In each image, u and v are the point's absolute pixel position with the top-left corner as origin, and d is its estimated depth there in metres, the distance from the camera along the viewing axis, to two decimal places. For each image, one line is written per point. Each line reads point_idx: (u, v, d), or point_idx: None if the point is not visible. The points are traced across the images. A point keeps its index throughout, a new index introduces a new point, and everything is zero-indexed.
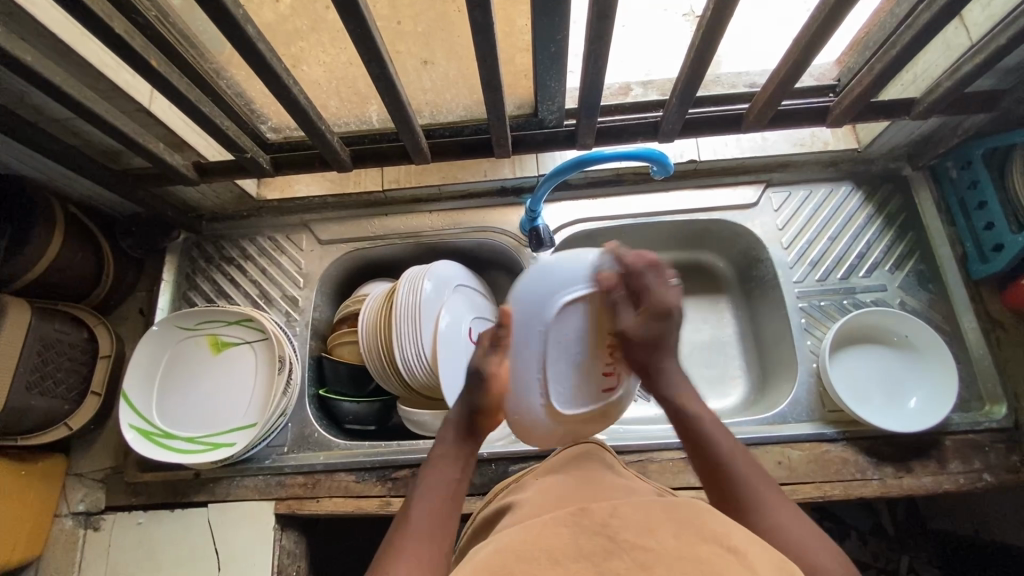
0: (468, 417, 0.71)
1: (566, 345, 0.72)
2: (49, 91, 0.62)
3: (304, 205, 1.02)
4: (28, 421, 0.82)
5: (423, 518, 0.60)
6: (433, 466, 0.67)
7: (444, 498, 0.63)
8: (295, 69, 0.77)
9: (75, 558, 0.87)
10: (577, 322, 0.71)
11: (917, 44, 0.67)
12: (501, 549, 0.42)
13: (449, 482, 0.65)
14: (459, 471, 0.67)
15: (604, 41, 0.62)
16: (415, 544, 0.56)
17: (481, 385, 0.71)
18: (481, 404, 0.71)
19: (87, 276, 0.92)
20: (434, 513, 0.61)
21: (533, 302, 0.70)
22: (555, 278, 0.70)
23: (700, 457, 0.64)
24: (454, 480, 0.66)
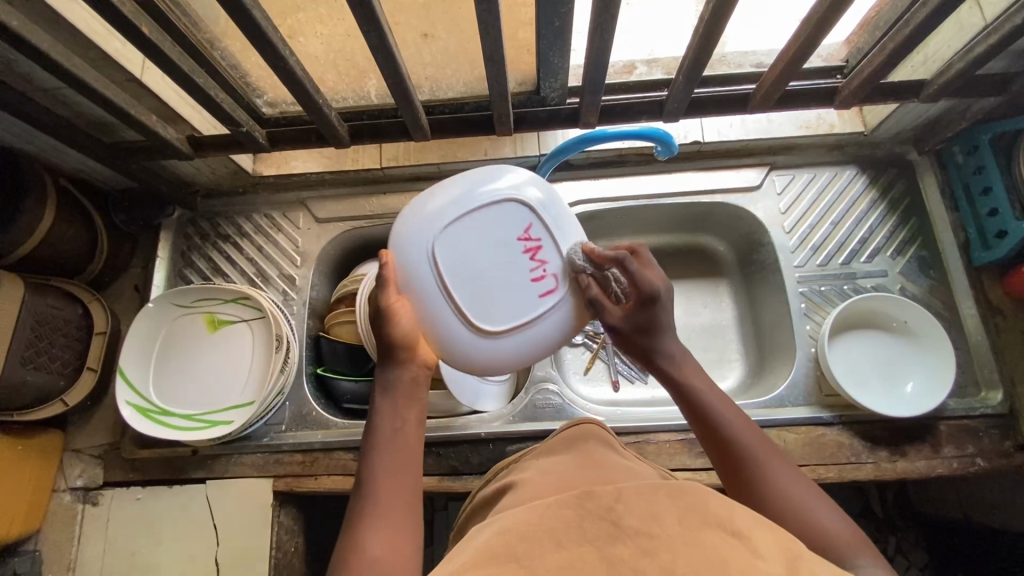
0: (393, 356, 0.63)
1: (467, 265, 0.62)
2: (37, 58, 0.60)
3: (302, 182, 1.00)
4: (25, 396, 0.82)
5: (378, 484, 0.56)
6: (379, 420, 0.61)
7: (397, 452, 0.59)
8: (292, 41, 0.75)
9: (74, 533, 0.88)
10: (473, 232, 0.63)
11: (931, 23, 0.65)
12: (504, 533, 0.42)
13: (389, 445, 0.59)
14: (403, 418, 0.62)
15: (610, 14, 0.60)
16: (378, 516, 0.54)
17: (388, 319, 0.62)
18: (395, 337, 0.62)
19: (80, 251, 0.91)
20: (382, 489, 0.56)
21: (415, 235, 0.62)
22: (427, 211, 0.63)
23: (707, 427, 0.60)
24: (400, 429, 0.61)
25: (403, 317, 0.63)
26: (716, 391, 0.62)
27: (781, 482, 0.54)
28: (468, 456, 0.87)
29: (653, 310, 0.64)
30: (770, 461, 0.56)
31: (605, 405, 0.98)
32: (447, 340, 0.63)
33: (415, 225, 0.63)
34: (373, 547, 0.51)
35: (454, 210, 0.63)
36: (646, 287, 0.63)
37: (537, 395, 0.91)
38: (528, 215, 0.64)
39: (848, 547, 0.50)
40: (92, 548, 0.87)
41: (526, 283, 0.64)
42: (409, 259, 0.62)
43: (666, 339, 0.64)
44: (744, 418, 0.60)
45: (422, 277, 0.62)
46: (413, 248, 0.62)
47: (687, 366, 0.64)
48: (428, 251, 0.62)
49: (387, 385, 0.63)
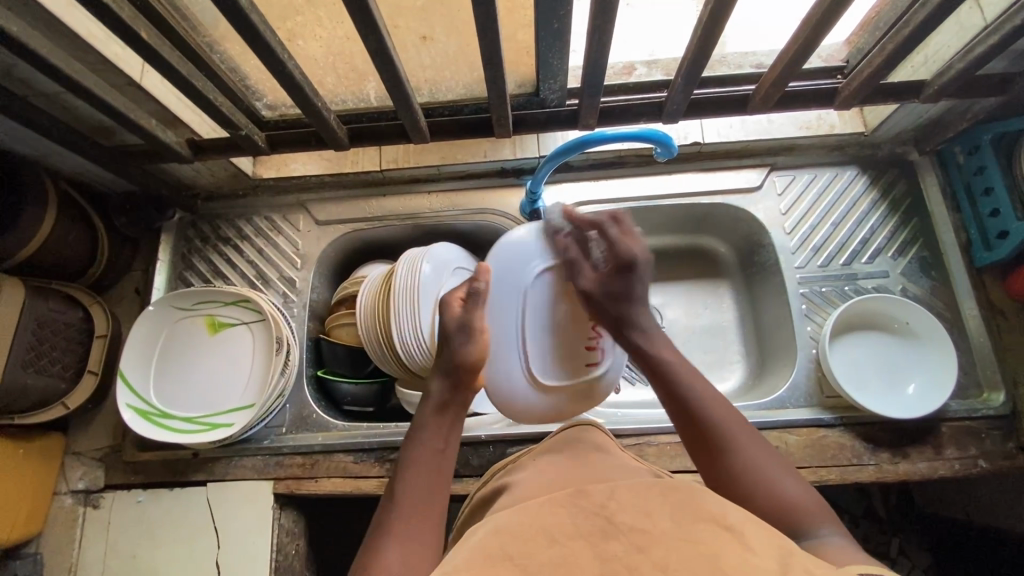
0: (453, 378, 0.68)
1: (541, 316, 0.75)
2: (36, 62, 0.60)
3: (302, 185, 1.00)
4: (27, 399, 0.82)
5: (411, 496, 0.59)
6: (421, 435, 0.64)
7: (433, 470, 0.61)
8: (291, 44, 0.75)
9: (75, 535, 0.88)
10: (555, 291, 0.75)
11: (931, 24, 0.65)
12: (498, 530, 0.42)
13: (428, 462, 0.62)
14: (446, 439, 0.65)
15: (608, 16, 0.60)
16: (403, 522, 0.56)
17: (465, 336, 0.69)
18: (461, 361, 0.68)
19: (81, 254, 0.91)
20: (416, 500, 0.58)
21: (511, 271, 0.74)
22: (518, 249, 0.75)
23: (675, 400, 0.62)
24: (440, 449, 0.64)
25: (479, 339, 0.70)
26: (681, 362, 0.65)
27: (748, 453, 0.56)
28: (468, 459, 0.87)
29: (627, 277, 0.71)
30: (736, 430, 0.58)
31: (606, 407, 0.98)
32: (506, 372, 0.74)
33: (515, 254, 0.75)
34: (394, 554, 0.52)
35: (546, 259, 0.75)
36: (624, 251, 0.71)
37: None
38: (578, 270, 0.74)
39: (811, 515, 0.51)
40: (93, 550, 0.87)
41: (581, 350, 0.76)
42: (500, 289, 0.74)
43: (635, 309, 0.70)
44: (709, 388, 0.62)
45: (506, 308, 0.74)
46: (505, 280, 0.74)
47: (656, 339, 0.68)
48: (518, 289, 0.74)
49: (437, 400, 0.67)
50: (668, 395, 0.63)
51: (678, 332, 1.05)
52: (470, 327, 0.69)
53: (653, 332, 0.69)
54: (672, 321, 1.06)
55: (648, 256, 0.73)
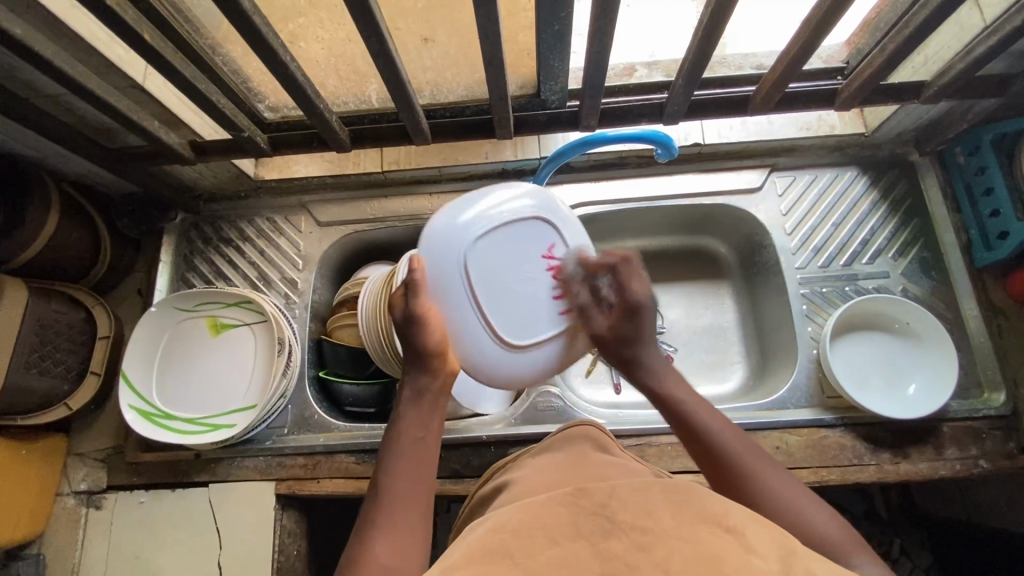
0: (425, 364, 0.65)
1: (494, 279, 0.64)
2: (40, 65, 0.60)
3: (303, 186, 1.01)
4: (29, 400, 0.82)
5: (393, 487, 0.58)
6: (402, 426, 0.63)
7: (414, 461, 0.61)
8: (293, 46, 0.75)
9: (77, 536, 0.88)
10: (505, 250, 0.65)
11: (931, 25, 0.65)
12: (499, 529, 0.43)
13: (410, 454, 0.61)
14: (427, 427, 0.64)
15: (610, 17, 0.60)
16: (389, 518, 0.55)
17: (419, 327, 0.63)
18: (428, 346, 0.64)
19: (83, 256, 0.91)
20: (401, 494, 0.58)
21: (445, 247, 0.62)
22: (450, 224, 0.63)
23: (697, 445, 0.61)
24: (422, 439, 0.63)
25: (434, 326, 0.63)
26: (701, 403, 0.64)
27: (773, 485, 0.56)
28: (470, 459, 0.87)
29: (636, 319, 0.67)
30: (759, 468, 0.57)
31: (607, 408, 0.98)
32: (477, 356, 0.65)
33: (444, 233, 0.63)
34: (379, 551, 0.52)
35: (486, 219, 0.64)
36: (633, 296, 0.67)
37: (539, 398, 0.91)
38: (550, 233, 0.68)
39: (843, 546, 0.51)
40: (95, 551, 0.87)
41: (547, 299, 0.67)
42: (441, 264, 0.63)
43: (641, 349, 0.68)
44: (731, 426, 0.62)
45: (450, 289, 0.63)
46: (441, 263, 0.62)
47: (668, 375, 0.67)
48: (460, 261, 0.62)
49: (416, 390, 0.65)
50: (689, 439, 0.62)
51: (679, 333, 1.05)
52: (421, 317, 0.63)
53: (667, 371, 0.67)
54: (673, 321, 1.06)
55: (654, 299, 0.69)
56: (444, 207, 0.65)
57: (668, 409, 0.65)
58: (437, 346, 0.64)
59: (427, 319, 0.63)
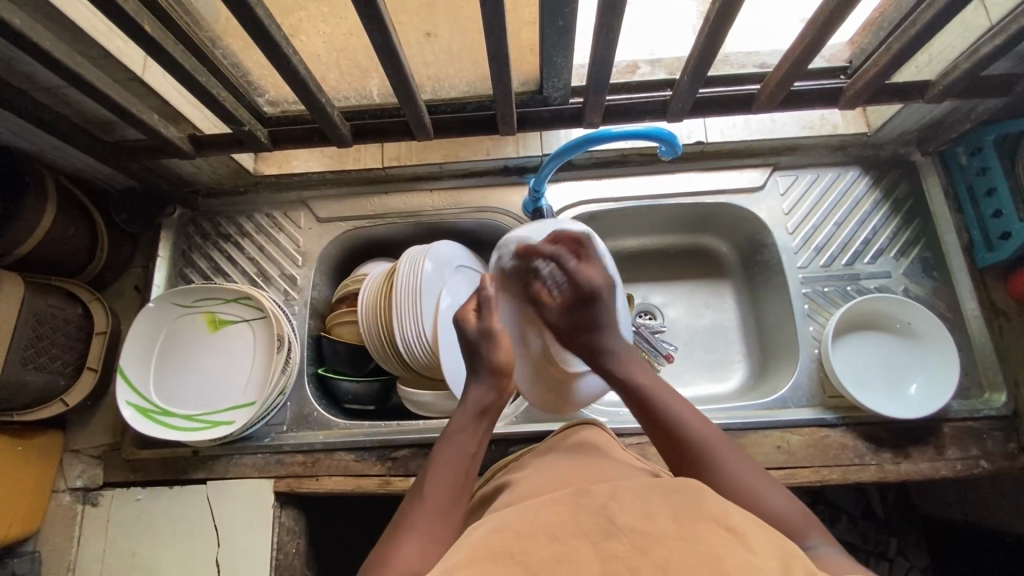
0: (485, 378, 0.69)
1: (537, 301, 0.83)
2: (38, 55, 0.59)
3: (303, 182, 1.00)
4: (24, 396, 0.81)
5: (436, 495, 0.58)
6: (454, 435, 0.64)
7: (459, 474, 0.61)
8: (294, 40, 0.74)
9: (73, 533, 0.88)
10: (545, 276, 0.83)
11: (938, 23, 0.64)
12: (498, 528, 0.42)
13: (461, 464, 0.61)
14: (479, 445, 0.65)
15: (615, 13, 0.59)
16: (423, 524, 0.55)
17: (491, 342, 0.70)
18: (494, 361, 0.69)
19: (81, 250, 0.90)
20: (443, 503, 0.58)
21: (499, 269, 0.82)
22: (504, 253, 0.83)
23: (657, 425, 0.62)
24: (473, 454, 0.63)
25: (503, 343, 0.71)
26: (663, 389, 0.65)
27: (731, 469, 0.57)
28: None
29: (589, 306, 0.76)
30: (721, 455, 0.58)
31: (607, 406, 0.98)
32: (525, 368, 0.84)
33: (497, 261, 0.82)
34: (408, 551, 0.52)
35: (531, 250, 0.82)
36: (584, 280, 0.76)
37: None
38: (581, 261, 0.85)
39: (799, 526, 0.54)
40: (93, 548, 0.87)
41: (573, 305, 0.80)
42: (495, 293, 0.82)
43: (607, 336, 0.74)
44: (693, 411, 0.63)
45: (504, 307, 0.81)
46: (498, 285, 0.81)
47: (628, 360, 0.71)
48: (506, 288, 0.83)
49: (477, 403, 0.67)
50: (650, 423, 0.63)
51: (680, 332, 1.05)
52: (492, 334, 0.70)
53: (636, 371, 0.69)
54: (674, 320, 1.06)
55: (607, 281, 0.78)
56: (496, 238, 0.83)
57: (637, 398, 0.65)
58: (506, 362, 0.70)
59: (495, 337, 0.70)
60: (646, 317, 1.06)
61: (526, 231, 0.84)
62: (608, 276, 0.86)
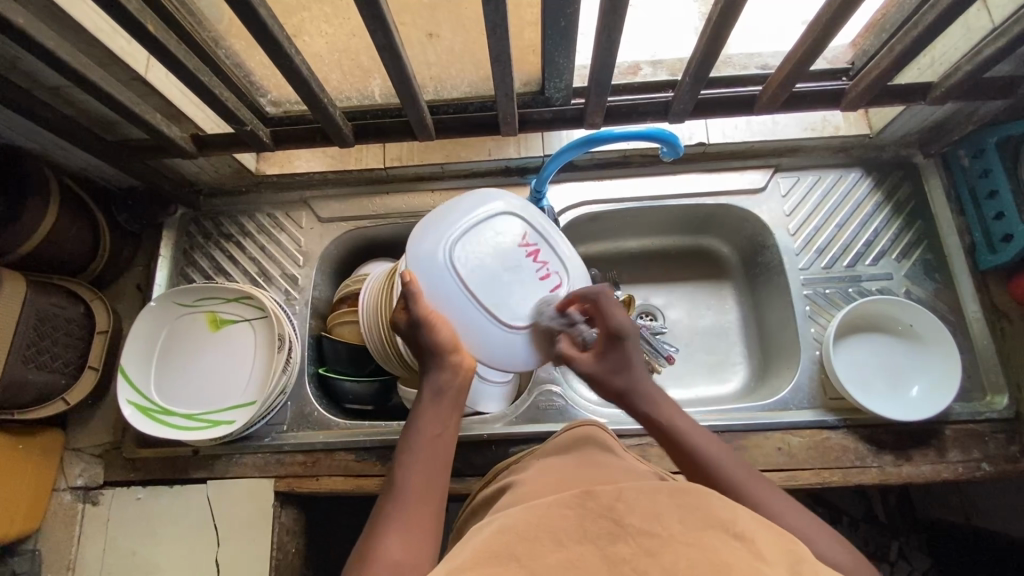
0: (439, 359, 0.66)
1: (482, 274, 0.70)
2: (41, 55, 0.59)
3: (305, 182, 1.00)
4: (26, 394, 0.82)
5: (408, 486, 0.58)
6: (420, 421, 0.64)
7: (429, 460, 0.61)
8: (297, 40, 0.75)
9: (74, 532, 0.88)
10: (486, 242, 0.71)
11: (940, 25, 0.64)
12: (504, 530, 0.42)
13: (429, 448, 0.61)
14: (444, 425, 0.64)
15: (618, 13, 0.59)
16: (403, 516, 0.55)
17: (428, 328, 0.66)
18: (440, 342, 0.66)
19: (82, 250, 0.90)
20: (418, 491, 0.58)
21: (431, 244, 0.69)
22: (436, 223, 0.71)
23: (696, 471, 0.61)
24: (439, 435, 0.63)
25: (440, 326, 0.66)
26: (698, 432, 0.64)
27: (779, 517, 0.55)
28: (470, 458, 0.87)
29: (619, 346, 0.69)
30: (769, 498, 0.56)
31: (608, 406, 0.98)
32: (486, 345, 0.70)
33: (427, 239, 0.70)
34: (390, 546, 0.52)
35: (456, 219, 0.71)
36: (613, 322, 0.69)
37: (540, 396, 0.90)
38: (523, 225, 0.74)
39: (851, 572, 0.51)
40: (93, 547, 0.87)
41: (536, 282, 0.72)
42: (430, 275, 0.68)
43: (631, 376, 0.68)
44: (732, 456, 0.61)
45: (445, 289, 0.68)
46: (432, 271, 0.68)
47: (661, 402, 0.67)
48: (445, 266, 0.68)
49: (435, 386, 0.66)
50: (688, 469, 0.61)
51: (681, 333, 1.05)
52: (427, 320, 0.66)
53: (665, 407, 0.66)
54: (675, 321, 1.06)
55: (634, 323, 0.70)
56: (426, 214, 0.73)
57: (671, 442, 0.64)
58: (448, 342, 0.66)
59: (430, 321, 0.65)
60: (647, 317, 1.05)
61: (457, 203, 0.73)
62: (546, 236, 0.75)
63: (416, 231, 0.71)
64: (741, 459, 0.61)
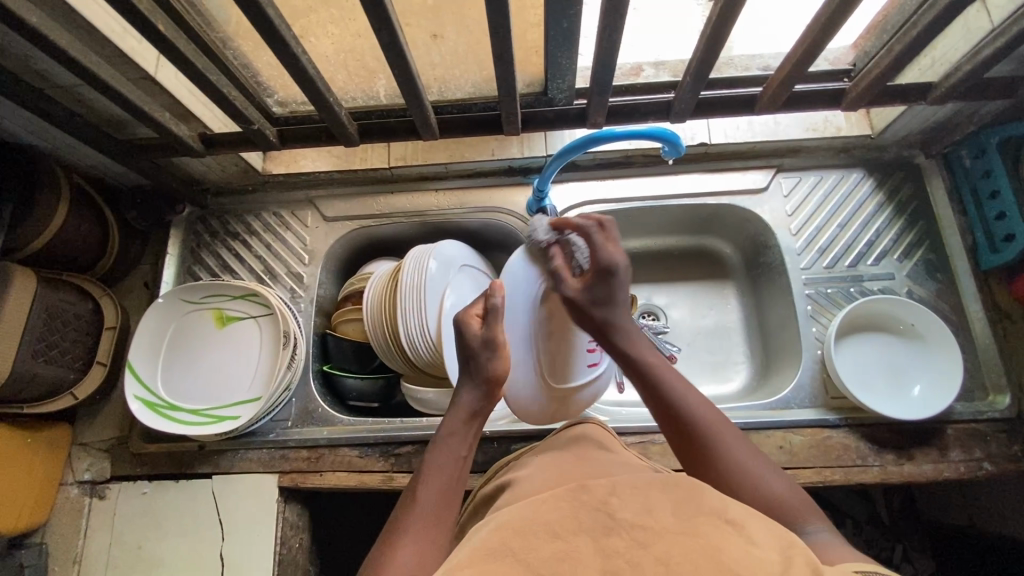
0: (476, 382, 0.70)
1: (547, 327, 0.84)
2: (53, 53, 0.61)
3: (310, 181, 1.01)
4: (35, 389, 0.83)
5: (429, 502, 0.60)
6: (447, 438, 0.67)
7: (451, 479, 0.63)
8: (303, 41, 0.76)
9: (81, 526, 0.89)
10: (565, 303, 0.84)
11: (939, 25, 0.65)
12: (500, 527, 0.43)
13: (453, 467, 0.64)
14: (469, 446, 0.67)
15: (618, 13, 0.60)
16: (420, 528, 0.57)
17: (491, 353, 0.71)
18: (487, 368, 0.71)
19: (92, 247, 0.92)
20: (437, 506, 0.60)
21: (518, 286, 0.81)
22: (529, 270, 0.82)
23: (663, 407, 0.66)
24: (463, 455, 0.66)
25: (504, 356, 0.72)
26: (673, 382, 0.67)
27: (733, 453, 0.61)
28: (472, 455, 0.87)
29: (608, 280, 0.72)
30: (727, 439, 0.62)
31: (610, 405, 0.98)
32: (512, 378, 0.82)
33: (516, 280, 0.81)
34: (406, 557, 0.53)
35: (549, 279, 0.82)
36: (606, 256, 0.73)
37: None
38: None
39: (796, 513, 0.56)
40: (99, 540, 0.88)
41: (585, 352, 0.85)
42: (511, 307, 0.81)
43: (618, 312, 0.72)
44: (695, 393, 0.66)
45: (511, 323, 0.81)
46: (515, 300, 0.81)
47: (635, 339, 0.72)
48: (524, 307, 0.82)
49: (468, 409, 0.69)
50: (654, 400, 0.67)
51: (683, 333, 1.05)
52: (494, 345, 0.71)
53: (639, 343, 0.71)
54: (677, 321, 1.06)
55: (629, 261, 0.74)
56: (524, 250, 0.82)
57: (643, 378, 0.68)
58: (496, 372, 0.71)
59: (498, 348, 0.71)
60: (649, 317, 1.06)
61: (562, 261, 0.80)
62: None
63: (511, 263, 0.81)
64: (705, 399, 0.66)
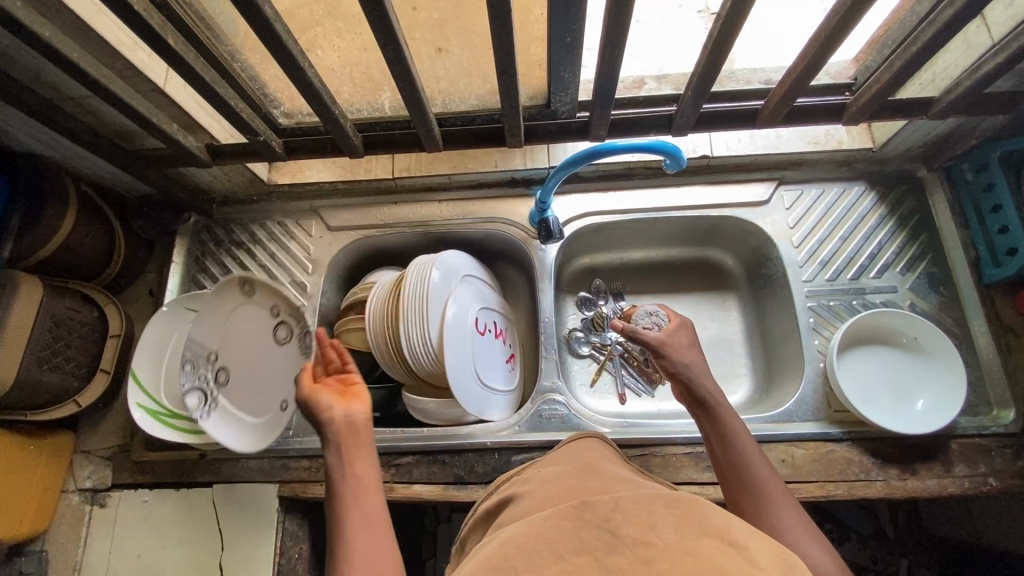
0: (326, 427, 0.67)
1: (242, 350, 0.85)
2: (65, 67, 0.62)
3: (316, 192, 1.02)
4: (38, 396, 0.83)
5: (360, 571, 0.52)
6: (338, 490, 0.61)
7: (368, 526, 0.57)
8: (310, 54, 0.78)
9: (81, 534, 0.89)
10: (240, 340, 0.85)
11: (938, 42, 0.65)
12: (503, 545, 0.42)
13: (356, 512, 0.58)
14: (357, 472, 0.62)
15: (621, 29, 0.61)
16: None
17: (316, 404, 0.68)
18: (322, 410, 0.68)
19: (98, 256, 0.93)
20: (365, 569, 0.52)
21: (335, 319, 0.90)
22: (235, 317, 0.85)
23: (725, 457, 0.63)
24: (355, 481, 0.61)
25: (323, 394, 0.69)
26: (739, 432, 0.65)
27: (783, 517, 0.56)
28: (473, 465, 0.87)
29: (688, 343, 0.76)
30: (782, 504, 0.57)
31: (613, 417, 0.98)
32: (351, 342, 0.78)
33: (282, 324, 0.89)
34: None
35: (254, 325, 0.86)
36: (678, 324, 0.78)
37: (543, 406, 0.91)
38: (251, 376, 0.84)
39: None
40: (99, 548, 0.88)
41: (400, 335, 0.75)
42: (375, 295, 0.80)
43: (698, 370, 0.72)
44: (765, 458, 0.62)
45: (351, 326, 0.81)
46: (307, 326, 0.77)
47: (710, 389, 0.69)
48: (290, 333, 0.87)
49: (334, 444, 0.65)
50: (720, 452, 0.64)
51: None
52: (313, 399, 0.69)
53: (716, 393, 0.69)
54: None
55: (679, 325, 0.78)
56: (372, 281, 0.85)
57: (715, 427, 0.66)
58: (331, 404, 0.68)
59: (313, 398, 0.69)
60: None
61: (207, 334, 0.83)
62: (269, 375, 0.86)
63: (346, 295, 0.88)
64: (769, 461, 0.62)
